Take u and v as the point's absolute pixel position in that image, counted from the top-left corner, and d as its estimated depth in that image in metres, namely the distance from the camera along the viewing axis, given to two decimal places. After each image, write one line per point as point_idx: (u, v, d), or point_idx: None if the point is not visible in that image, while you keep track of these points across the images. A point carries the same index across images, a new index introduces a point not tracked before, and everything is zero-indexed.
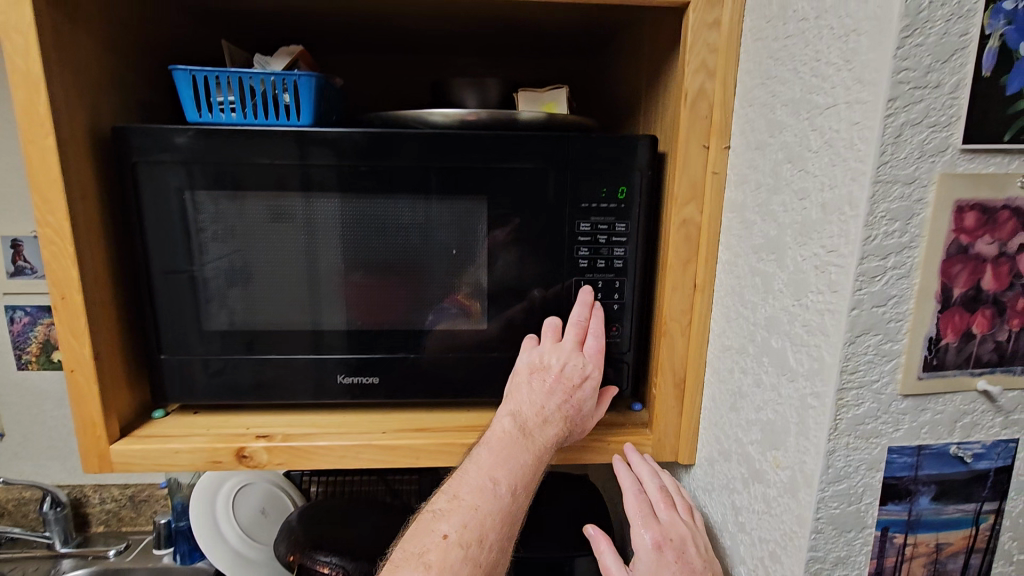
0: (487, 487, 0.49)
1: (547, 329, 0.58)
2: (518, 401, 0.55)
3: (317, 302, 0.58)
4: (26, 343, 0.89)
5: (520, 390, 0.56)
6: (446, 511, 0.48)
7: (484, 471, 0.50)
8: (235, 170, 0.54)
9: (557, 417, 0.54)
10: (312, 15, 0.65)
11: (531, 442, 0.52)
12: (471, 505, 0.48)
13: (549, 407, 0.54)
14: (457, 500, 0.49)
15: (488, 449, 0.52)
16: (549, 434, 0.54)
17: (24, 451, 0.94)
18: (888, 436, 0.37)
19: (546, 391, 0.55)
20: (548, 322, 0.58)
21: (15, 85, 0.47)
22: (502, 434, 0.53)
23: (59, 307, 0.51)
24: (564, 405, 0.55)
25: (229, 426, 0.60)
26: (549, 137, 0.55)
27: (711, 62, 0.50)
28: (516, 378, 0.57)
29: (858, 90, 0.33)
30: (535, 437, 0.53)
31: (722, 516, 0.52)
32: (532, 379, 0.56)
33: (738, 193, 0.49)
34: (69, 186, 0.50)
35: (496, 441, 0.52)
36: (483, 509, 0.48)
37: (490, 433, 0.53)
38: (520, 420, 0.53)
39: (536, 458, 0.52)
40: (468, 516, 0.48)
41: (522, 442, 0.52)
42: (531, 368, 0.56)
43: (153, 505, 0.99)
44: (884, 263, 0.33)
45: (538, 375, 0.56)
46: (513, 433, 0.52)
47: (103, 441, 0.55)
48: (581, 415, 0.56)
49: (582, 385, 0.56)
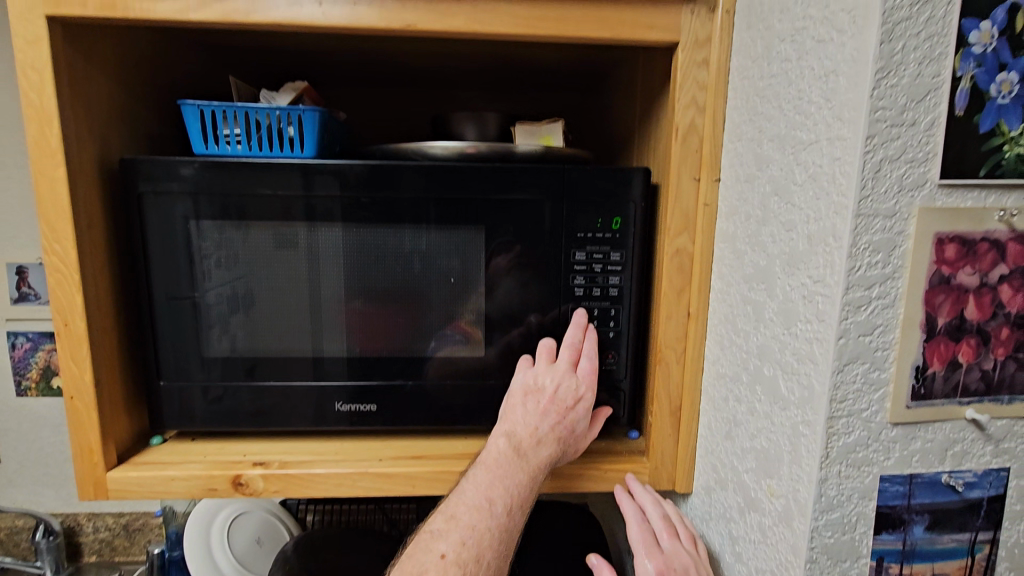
0: (484, 506, 0.49)
1: (541, 350, 0.58)
2: (512, 422, 0.55)
3: (318, 330, 0.59)
4: (26, 369, 0.89)
5: (514, 412, 0.55)
6: (444, 530, 0.48)
7: (481, 491, 0.50)
8: (241, 200, 0.56)
9: (551, 439, 0.54)
10: (318, 52, 0.67)
11: (526, 461, 0.52)
12: (469, 525, 0.48)
13: (542, 428, 0.54)
14: (454, 520, 0.49)
15: (484, 469, 0.52)
16: (543, 455, 0.53)
17: (19, 478, 0.93)
18: (879, 464, 0.37)
19: (540, 413, 0.55)
20: (543, 343, 0.58)
21: (29, 120, 0.49)
22: (497, 454, 0.52)
23: (62, 333, 0.52)
24: (558, 425, 0.55)
25: (226, 453, 0.60)
26: (545, 169, 0.56)
27: (701, 99, 0.52)
28: (510, 399, 0.57)
29: (838, 127, 0.34)
30: (530, 457, 0.53)
31: (721, 546, 0.51)
32: (527, 401, 0.55)
33: (729, 223, 0.50)
34: (77, 216, 0.52)
35: (492, 461, 0.52)
36: (480, 527, 0.48)
37: (486, 453, 0.53)
38: (515, 441, 0.53)
39: (530, 478, 0.52)
40: (466, 533, 0.48)
41: (517, 462, 0.52)
42: (525, 390, 0.56)
43: (147, 534, 0.98)
44: (869, 293, 0.34)
45: (532, 397, 0.55)
46: (508, 453, 0.52)
47: (101, 468, 0.56)
48: (574, 436, 0.56)
49: (576, 407, 0.56)
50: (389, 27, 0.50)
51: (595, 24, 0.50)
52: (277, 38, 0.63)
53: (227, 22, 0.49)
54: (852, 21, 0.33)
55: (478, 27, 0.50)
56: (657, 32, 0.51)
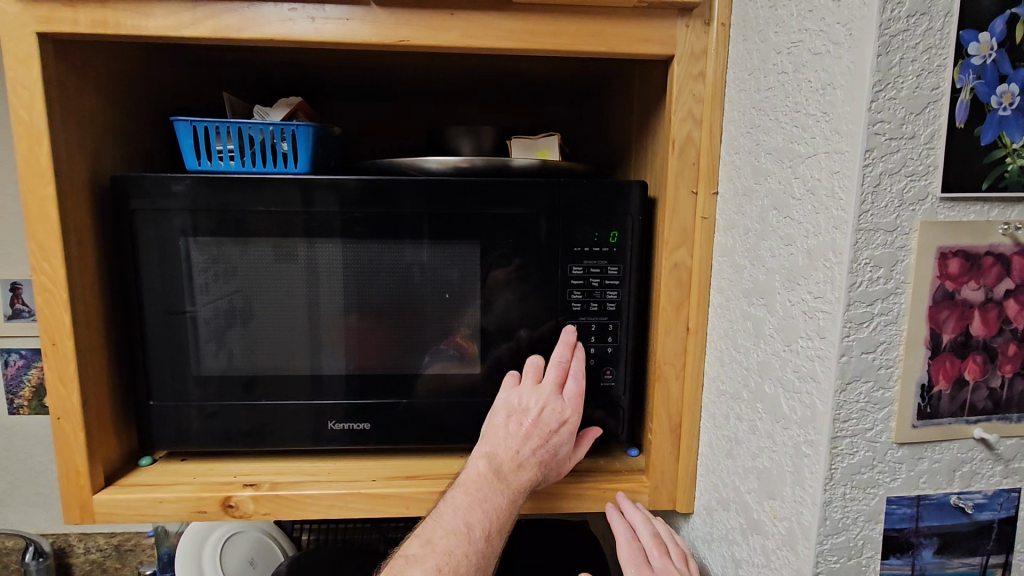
0: (461, 531, 0.48)
1: (528, 369, 0.57)
2: (493, 442, 0.53)
3: (317, 347, 0.58)
4: (19, 387, 0.88)
5: (496, 432, 0.54)
6: (420, 556, 0.47)
7: (459, 515, 0.49)
8: (237, 215, 0.55)
9: (532, 463, 0.53)
10: (313, 67, 0.67)
11: (505, 485, 0.51)
12: (446, 551, 0.47)
13: (523, 452, 0.53)
14: (431, 544, 0.48)
15: (462, 492, 0.51)
16: (524, 479, 0.52)
17: (11, 497, 0.92)
18: (885, 486, 0.36)
19: (522, 436, 0.53)
20: (531, 361, 0.57)
21: (19, 137, 0.48)
22: (476, 476, 0.51)
23: (50, 352, 0.51)
24: (540, 449, 0.54)
25: (217, 474, 0.58)
26: (541, 183, 0.56)
27: (698, 111, 0.51)
28: (493, 419, 0.55)
29: (835, 140, 0.34)
30: (510, 480, 0.51)
31: (722, 568, 0.50)
32: (509, 422, 0.54)
33: (727, 237, 0.49)
34: (66, 232, 0.51)
35: (471, 483, 0.51)
36: (457, 553, 0.47)
37: (465, 474, 0.52)
38: (496, 463, 0.52)
39: (509, 502, 0.51)
40: (442, 560, 0.47)
41: (498, 486, 0.51)
42: (509, 410, 0.55)
43: (140, 554, 0.97)
44: (871, 310, 0.33)
45: (515, 418, 0.54)
46: (487, 476, 0.51)
47: (87, 491, 0.54)
48: (557, 459, 0.55)
49: (559, 430, 0.55)
50: (383, 42, 0.49)
51: (590, 38, 0.50)
52: (272, 53, 0.63)
53: (219, 38, 0.49)
54: (848, 33, 0.33)
55: (471, 41, 0.50)
56: (653, 45, 0.51)
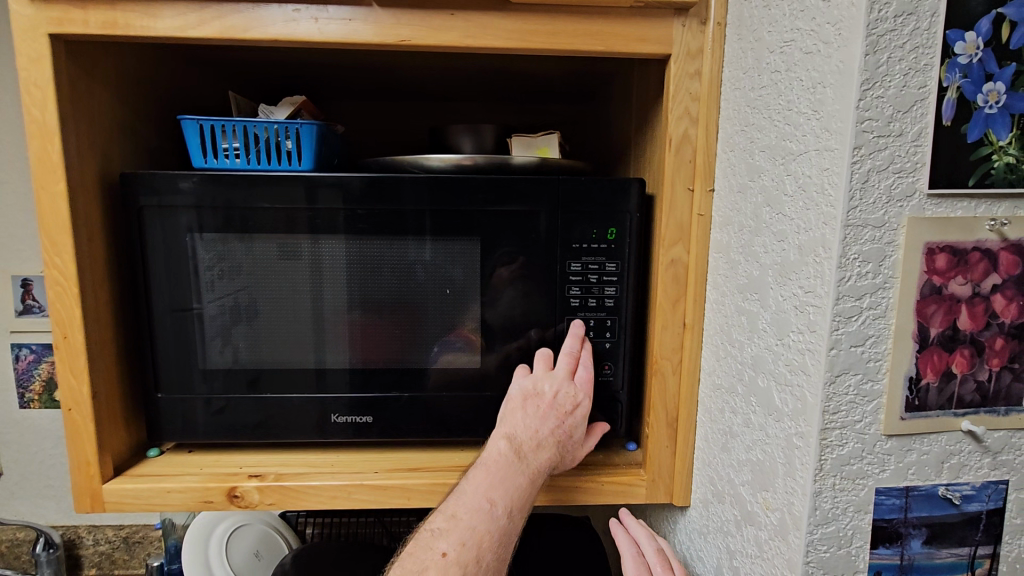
0: (484, 508, 0.48)
1: (538, 360, 0.58)
2: (512, 424, 0.54)
3: (322, 341, 0.59)
4: (29, 381, 0.90)
5: (513, 416, 0.55)
6: (445, 529, 0.47)
7: (481, 492, 0.49)
8: (246, 212, 0.56)
9: (551, 442, 0.54)
10: (318, 66, 0.68)
11: (525, 464, 0.52)
12: (469, 526, 0.47)
13: (542, 432, 0.54)
14: (455, 519, 0.48)
15: (484, 470, 0.51)
16: (543, 459, 0.53)
17: (21, 490, 0.94)
18: (874, 477, 0.37)
19: (541, 416, 0.54)
20: (541, 352, 0.58)
21: (31, 136, 0.50)
22: (497, 456, 0.52)
23: (61, 345, 0.53)
24: (558, 429, 0.55)
25: (222, 465, 0.60)
26: (542, 180, 0.57)
27: (694, 110, 0.52)
28: (508, 405, 0.56)
29: (825, 138, 0.34)
30: (529, 460, 0.52)
31: (717, 560, 0.51)
32: (527, 406, 0.55)
33: (723, 234, 0.50)
34: (77, 229, 0.52)
35: (492, 462, 0.51)
36: (481, 528, 0.48)
37: (486, 454, 0.53)
38: (515, 444, 0.52)
39: (530, 481, 0.51)
40: (466, 534, 0.47)
41: (518, 465, 0.51)
42: (524, 395, 0.56)
43: (147, 546, 0.99)
44: (859, 304, 0.34)
45: (531, 402, 0.55)
46: (509, 455, 0.52)
47: (97, 480, 0.56)
48: (572, 443, 0.56)
49: (574, 413, 0.56)
50: (383, 42, 0.50)
51: (587, 38, 0.51)
52: (277, 53, 0.64)
53: (224, 39, 0.50)
54: (837, 33, 0.33)
55: (471, 41, 0.51)
56: (649, 44, 0.51)
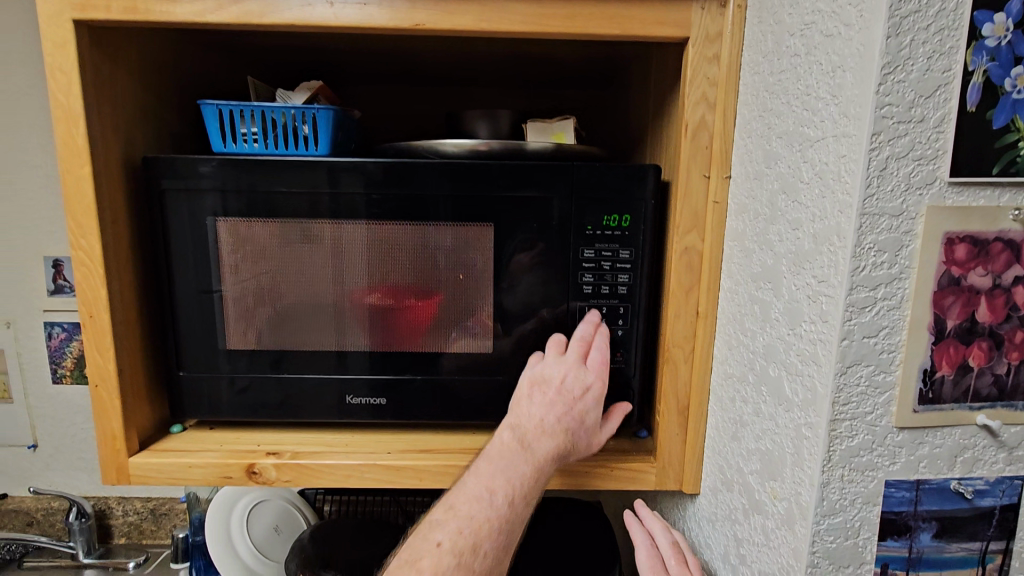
0: (483, 497, 0.49)
1: (552, 343, 0.58)
2: (519, 414, 0.54)
3: (342, 326, 0.60)
4: (62, 358, 0.95)
5: (521, 404, 0.55)
6: (443, 520, 0.48)
7: (482, 482, 0.50)
8: (266, 195, 0.57)
9: (557, 430, 0.53)
10: (335, 50, 0.69)
11: (529, 453, 0.52)
12: (468, 515, 0.48)
13: (548, 420, 0.54)
14: (453, 510, 0.48)
15: (487, 460, 0.52)
16: (549, 446, 0.53)
17: (55, 461, 0.99)
18: (884, 469, 0.36)
19: (547, 404, 0.54)
20: (554, 338, 0.58)
21: (58, 120, 0.51)
22: (500, 446, 0.52)
23: (87, 324, 0.55)
24: (565, 416, 0.54)
25: (241, 442, 0.61)
26: (556, 166, 0.56)
27: (712, 94, 0.51)
28: (519, 393, 0.57)
29: (843, 124, 0.34)
30: (534, 449, 0.52)
31: (724, 548, 0.51)
32: (533, 393, 0.55)
33: (738, 221, 0.50)
34: (101, 210, 0.54)
35: (496, 452, 0.52)
36: (479, 517, 0.48)
37: (491, 445, 0.53)
38: (520, 432, 0.53)
39: (535, 470, 0.51)
40: (463, 523, 0.47)
41: (521, 455, 0.52)
42: (532, 382, 0.56)
43: (173, 519, 1.03)
44: (874, 294, 0.33)
45: (538, 389, 0.55)
46: (512, 445, 0.52)
47: (123, 454, 0.58)
48: (584, 428, 0.56)
49: (583, 397, 0.56)
50: (398, 26, 0.50)
51: (603, 21, 0.50)
52: (294, 37, 0.64)
53: (242, 23, 0.50)
54: (859, 15, 0.32)
55: (486, 25, 0.50)
56: (667, 27, 0.50)
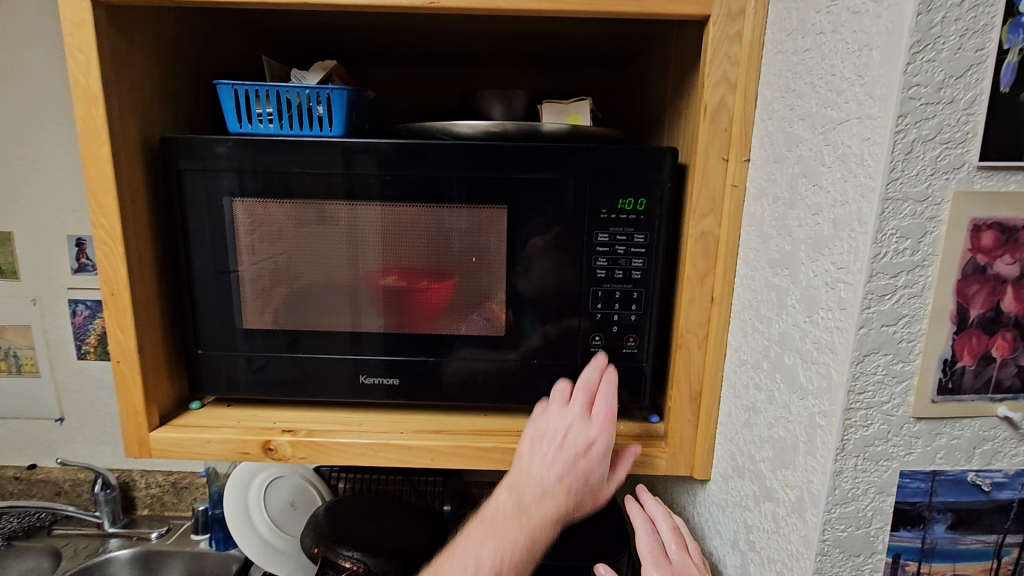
0: (473, 566, 0.50)
1: (558, 393, 0.59)
2: (519, 473, 0.54)
3: (355, 308, 0.61)
4: (86, 334, 0.99)
5: (522, 462, 0.55)
6: None
7: (474, 549, 0.51)
8: (282, 176, 0.57)
9: (557, 491, 0.52)
10: (349, 30, 0.68)
11: (525, 517, 0.51)
12: None
13: (548, 479, 0.53)
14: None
15: (483, 525, 0.52)
16: (548, 509, 0.52)
17: (80, 434, 1.03)
18: (899, 459, 0.36)
19: (548, 462, 0.54)
20: (560, 386, 0.60)
21: (77, 100, 0.52)
22: (497, 509, 0.53)
23: (109, 302, 0.56)
24: (566, 475, 0.53)
25: (258, 420, 0.63)
26: (571, 148, 0.56)
27: (733, 75, 0.50)
28: (523, 449, 0.56)
29: (868, 106, 0.33)
30: (531, 513, 0.52)
31: (734, 534, 0.51)
32: (535, 450, 0.55)
33: (756, 205, 0.49)
34: (121, 190, 0.54)
35: (491, 516, 0.53)
36: None
37: (490, 507, 0.54)
38: (517, 495, 0.53)
39: (530, 537, 0.51)
40: None
41: (516, 519, 0.51)
42: (536, 437, 0.56)
43: (193, 492, 1.06)
44: (894, 282, 0.33)
45: (540, 445, 0.55)
46: (508, 509, 0.52)
47: (144, 429, 0.60)
48: (590, 486, 0.54)
49: (587, 453, 0.54)
50: (413, 4, 0.49)
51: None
52: (309, 17, 0.64)
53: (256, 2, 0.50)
54: None
55: (502, 3, 0.49)
56: (688, 5, 0.49)
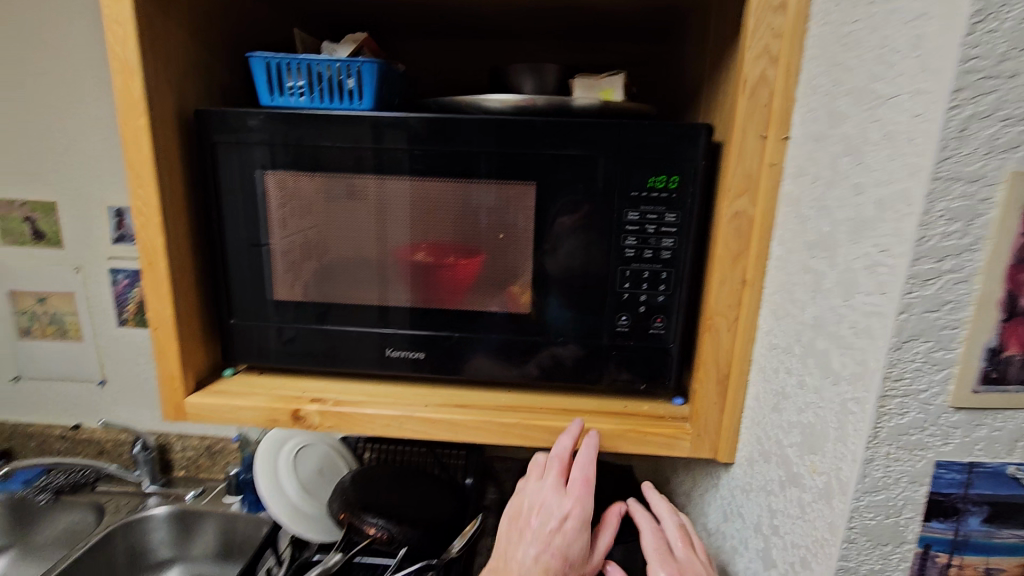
0: None
1: (533, 467, 0.61)
2: (500, 558, 0.57)
3: (382, 282, 0.62)
4: (126, 302, 1.04)
5: (504, 544, 0.58)
6: None
7: None
8: (312, 149, 0.58)
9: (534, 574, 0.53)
10: (380, 2, 0.67)
11: None
12: None
13: (526, 560, 0.54)
14: None
15: None
16: None
17: (121, 396, 1.09)
18: (935, 449, 0.35)
19: (525, 542, 0.55)
20: (535, 459, 0.62)
21: (116, 72, 0.53)
22: None
23: (147, 271, 0.58)
24: (543, 554, 0.54)
25: (288, 389, 0.64)
26: (603, 124, 0.54)
27: (775, 48, 0.48)
28: (505, 530, 0.60)
29: (922, 80, 0.31)
30: None
31: (757, 518, 0.50)
32: (513, 530, 0.58)
33: (794, 185, 0.47)
34: (157, 161, 0.56)
35: None
36: None
37: None
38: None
39: None
40: None
41: None
42: (514, 516, 0.59)
43: (226, 456, 1.10)
44: (939, 266, 0.31)
45: (517, 525, 0.58)
46: None
47: (180, 393, 0.62)
48: (571, 562, 0.54)
49: (562, 528, 0.55)
50: None
51: None
52: None
53: None
54: None
55: None
56: None
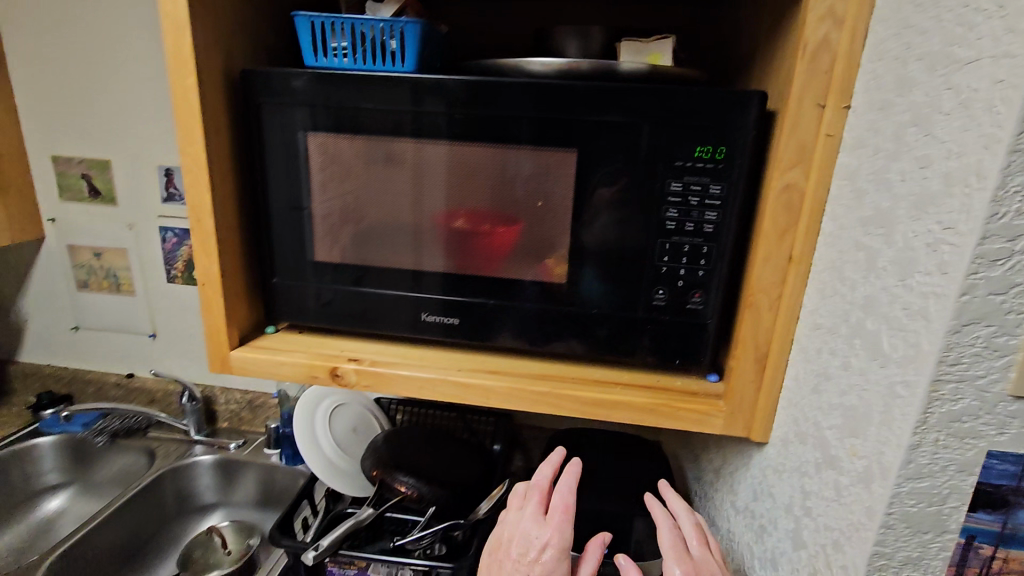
0: None
1: (514, 497, 0.59)
2: None
3: (419, 247, 0.62)
4: (175, 260, 1.10)
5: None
6: None
7: None
8: (353, 111, 0.58)
9: None
10: None
11: None
12: None
13: None
14: None
15: None
16: None
17: (172, 348, 1.16)
18: (988, 439, 0.33)
19: None
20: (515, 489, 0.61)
21: (166, 30, 0.54)
22: None
23: (195, 227, 0.60)
24: None
25: (327, 347, 0.66)
26: (650, 89, 0.52)
27: (841, 9, 0.44)
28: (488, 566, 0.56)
29: (1007, 42, 0.28)
30: None
31: (789, 499, 0.50)
32: (494, 561, 0.55)
33: (852, 158, 0.45)
34: (205, 120, 0.57)
35: None
36: None
37: None
38: None
39: None
40: None
41: None
42: (494, 547, 0.56)
43: (266, 411, 1.15)
44: (1010, 246, 0.29)
45: (497, 557, 0.55)
46: None
47: (226, 347, 0.64)
48: None
49: (541, 558, 0.51)
50: None
51: None
52: None
53: None
54: None
55: None
56: None
